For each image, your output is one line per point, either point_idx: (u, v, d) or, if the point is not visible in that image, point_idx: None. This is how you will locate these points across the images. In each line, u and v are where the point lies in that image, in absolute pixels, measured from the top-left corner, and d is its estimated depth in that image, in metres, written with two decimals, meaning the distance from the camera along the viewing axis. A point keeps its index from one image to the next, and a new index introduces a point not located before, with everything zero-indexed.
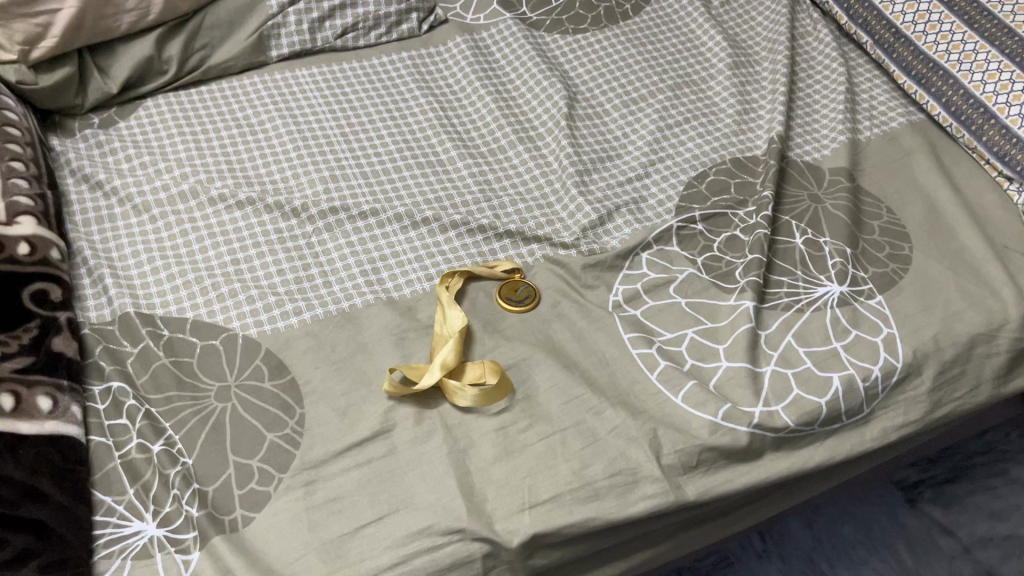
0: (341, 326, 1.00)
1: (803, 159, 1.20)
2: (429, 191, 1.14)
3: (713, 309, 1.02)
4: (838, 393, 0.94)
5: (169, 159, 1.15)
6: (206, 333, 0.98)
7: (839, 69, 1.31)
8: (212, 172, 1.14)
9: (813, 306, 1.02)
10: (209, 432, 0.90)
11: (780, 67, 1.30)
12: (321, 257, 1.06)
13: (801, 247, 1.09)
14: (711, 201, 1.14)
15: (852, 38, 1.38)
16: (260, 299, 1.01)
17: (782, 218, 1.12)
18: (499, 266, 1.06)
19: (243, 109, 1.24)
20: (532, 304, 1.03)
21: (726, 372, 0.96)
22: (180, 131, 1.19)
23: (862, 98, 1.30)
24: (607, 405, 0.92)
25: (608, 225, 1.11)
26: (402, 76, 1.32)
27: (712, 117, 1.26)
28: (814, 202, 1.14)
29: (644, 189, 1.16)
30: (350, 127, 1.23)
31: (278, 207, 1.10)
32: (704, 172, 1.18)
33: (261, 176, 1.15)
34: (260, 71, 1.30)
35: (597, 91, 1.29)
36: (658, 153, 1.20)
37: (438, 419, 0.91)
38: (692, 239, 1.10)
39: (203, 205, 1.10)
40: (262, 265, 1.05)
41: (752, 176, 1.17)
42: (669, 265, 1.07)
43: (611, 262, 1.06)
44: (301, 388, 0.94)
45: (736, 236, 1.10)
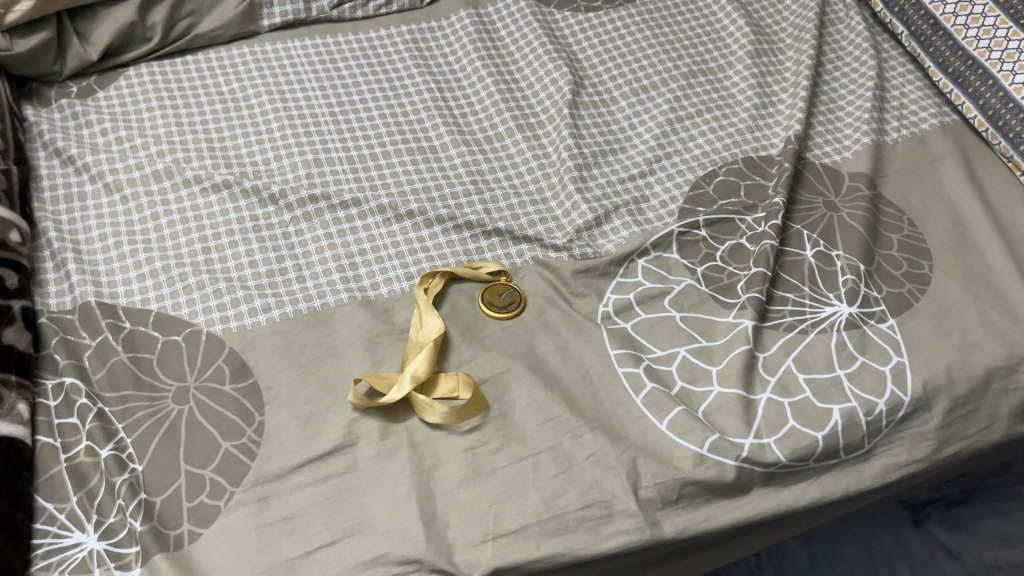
0: (311, 326, 0.94)
1: (821, 162, 1.11)
2: (416, 181, 1.08)
3: (709, 326, 0.95)
4: (836, 428, 0.87)
5: (147, 135, 1.10)
6: (169, 328, 0.93)
7: (870, 62, 1.21)
8: (190, 151, 1.08)
9: (818, 327, 0.95)
10: (163, 437, 0.85)
11: (805, 57, 1.20)
12: (297, 248, 1.00)
13: (810, 261, 1.01)
14: (718, 204, 1.06)
15: (886, 27, 1.28)
16: (229, 292, 0.96)
17: (793, 226, 1.04)
18: (485, 267, 0.99)
19: (229, 82, 1.18)
20: (518, 310, 0.96)
21: (717, 398, 0.89)
22: (160, 105, 1.13)
23: (893, 93, 1.20)
24: (586, 429, 0.86)
25: (605, 227, 1.04)
26: (400, 51, 1.25)
27: (727, 109, 1.17)
28: (829, 211, 1.06)
29: (647, 187, 1.08)
30: (340, 105, 1.16)
31: (255, 192, 1.04)
32: (713, 171, 1.10)
33: (241, 157, 1.09)
34: (250, 42, 1.23)
35: (605, 76, 1.21)
36: (665, 148, 1.12)
37: (404, 436, 0.86)
38: (693, 246, 1.02)
39: (178, 187, 1.04)
40: (234, 255, 0.99)
41: (764, 178, 1.09)
42: (667, 274, 1.00)
43: (604, 268, 0.99)
44: (263, 393, 0.89)
45: (742, 245, 1.02)
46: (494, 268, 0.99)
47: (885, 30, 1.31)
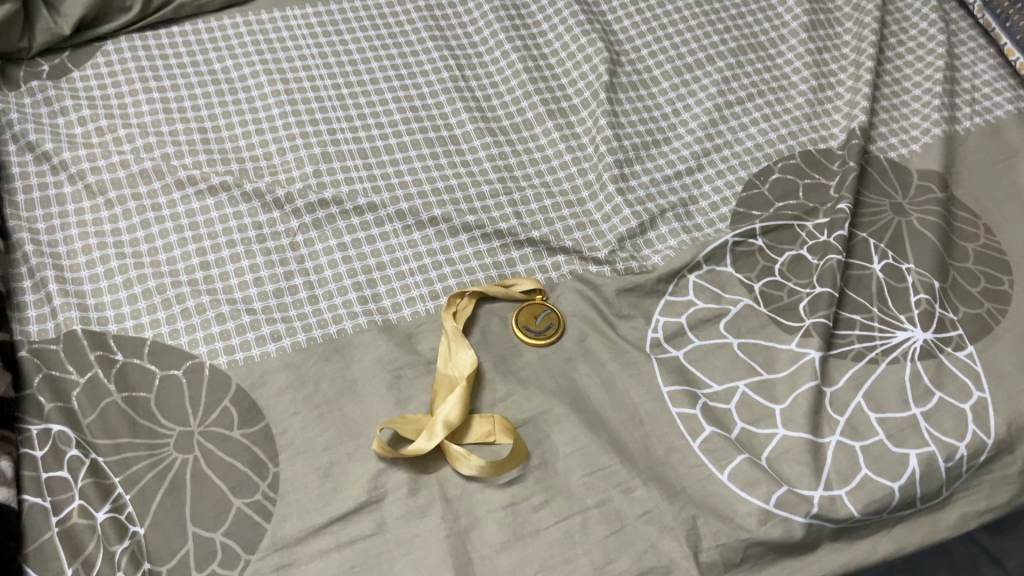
0: (327, 358, 0.84)
1: (887, 157, 1.00)
2: (438, 179, 0.96)
3: (770, 355, 0.86)
4: (914, 476, 0.79)
5: (131, 126, 0.97)
6: (167, 360, 0.83)
7: (938, 37, 1.10)
8: (182, 145, 0.96)
9: (890, 357, 0.86)
10: (166, 494, 0.76)
11: (868, 32, 1.08)
12: (308, 262, 0.90)
13: (879, 276, 0.91)
14: (774, 208, 0.95)
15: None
16: (233, 317, 0.86)
17: (858, 234, 0.94)
18: (518, 285, 0.89)
19: (222, 59, 1.05)
20: (556, 337, 0.86)
21: (782, 442, 0.80)
22: (145, 88, 1.01)
23: (963, 73, 1.08)
24: (639, 481, 0.78)
25: (650, 235, 0.93)
26: (413, 21, 1.11)
27: (781, 92, 1.05)
28: (897, 216, 0.95)
29: (695, 187, 0.97)
30: (348, 85, 1.04)
31: (257, 196, 0.93)
32: (768, 167, 0.99)
33: (240, 151, 0.97)
34: (243, 10, 1.10)
35: (644, 52, 1.08)
36: (713, 139, 1.01)
37: (437, 490, 0.77)
38: (749, 258, 0.92)
39: (169, 189, 0.93)
40: (236, 272, 0.88)
41: (825, 176, 0.98)
42: (721, 292, 0.90)
43: (652, 286, 0.89)
44: (277, 439, 0.79)
45: (803, 257, 0.92)
46: (528, 284, 0.89)
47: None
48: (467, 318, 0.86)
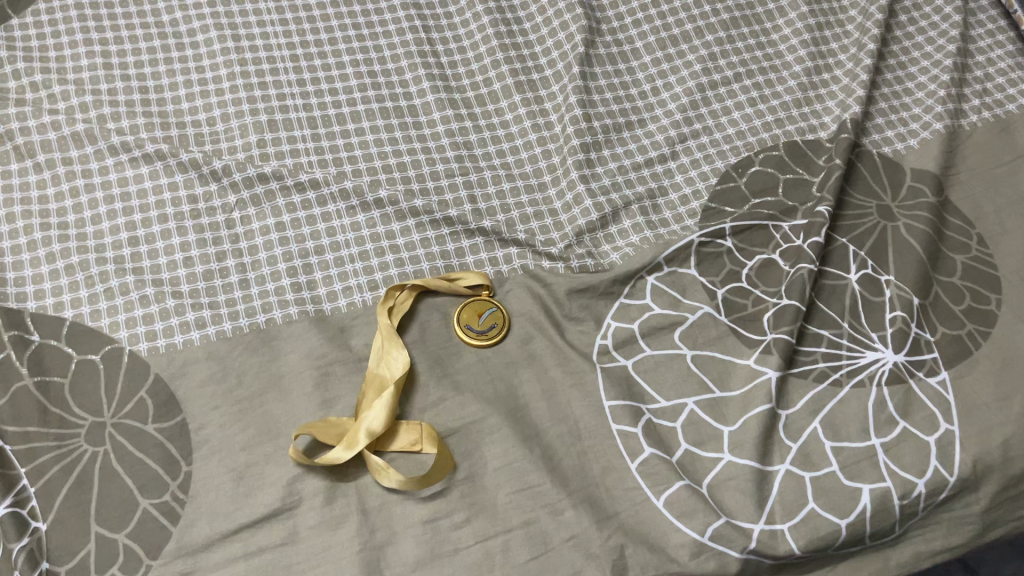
0: (253, 349, 0.79)
1: (879, 152, 0.92)
2: (390, 155, 0.90)
3: (726, 370, 0.80)
4: (865, 513, 0.74)
5: (68, 82, 0.91)
6: (85, 344, 0.78)
7: (953, 16, 1.02)
8: (121, 106, 0.91)
9: (855, 380, 0.79)
10: (71, 489, 0.72)
11: (874, 10, 1.00)
12: (244, 242, 0.85)
13: (854, 288, 0.84)
14: (749, 205, 0.88)
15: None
16: (157, 300, 0.81)
17: (837, 239, 0.87)
18: (460, 280, 0.83)
19: (172, 11, 0.98)
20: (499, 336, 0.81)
21: (727, 469, 0.75)
22: (86, 40, 0.94)
23: (976, 60, 0.99)
24: (568, 503, 0.73)
25: (611, 229, 0.87)
26: None
27: (772, 73, 0.97)
28: (883, 220, 0.88)
29: (666, 177, 0.90)
30: (304, 44, 0.97)
31: (194, 167, 0.88)
32: (748, 159, 0.91)
33: (181, 115, 0.91)
34: None
35: (627, 21, 1.01)
36: (691, 123, 0.93)
37: (354, 501, 0.73)
38: (715, 260, 0.85)
39: (102, 155, 0.88)
40: (167, 250, 0.84)
41: (809, 171, 0.90)
42: (680, 297, 0.83)
43: (606, 288, 0.83)
44: (193, 436, 0.75)
45: (774, 262, 0.85)
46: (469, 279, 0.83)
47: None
48: (405, 313, 0.81)
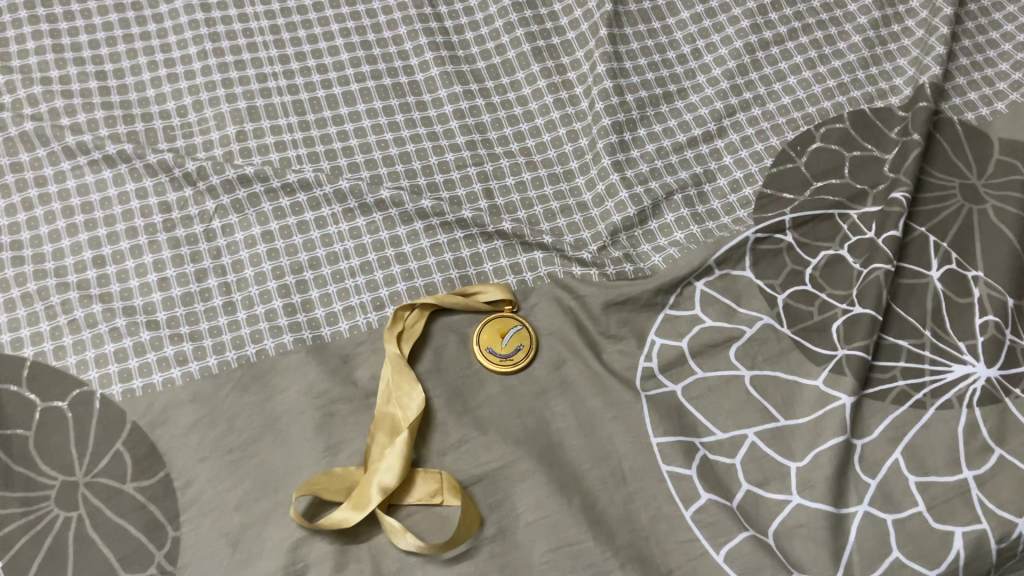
0: (243, 389, 0.69)
1: (961, 119, 0.79)
2: (389, 143, 0.78)
3: (790, 393, 0.69)
4: (958, 562, 0.63)
5: (13, 71, 0.79)
6: (51, 389, 0.68)
7: None
8: (75, 97, 0.78)
9: (941, 401, 0.68)
10: (42, 566, 0.61)
11: None
12: (226, 258, 0.74)
13: (937, 288, 0.72)
14: (812, 190, 0.76)
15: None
16: (131, 333, 0.70)
17: (915, 229, 0.74)
18: (477, 294, 0.72)
19: None
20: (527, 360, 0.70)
21: (796, 513, 0.65)
22: (33, 20, 0.82)
23: None
24: (615, 562, 0.62)
25: (651, 225, 0.76)
26: None
27: (835, 27, 0.85)
28: (968, 203, 0.75)
29: (712, 158, 0.79)
30: (286, 13, 0.85)
31: (164, 169, 0.76)
32: (807, 133, 0.78)
33: (147, 104, 0.79)
34: None
35: None
36: (740, 92, 0.81)
37: (368, 565, 0.63)
38: (774, 259, 0.74)
39: (55, 158, 0.76)
40: (138, 271, 0.73)
41: (880, 146, 0.77)
42: (735, 306, 0.72)
43: (648, 299, 0.72)
44: (178, 494, 0.65)
45: (842, 259, 0.73)
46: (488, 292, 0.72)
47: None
48: (417, 337, 0.70)
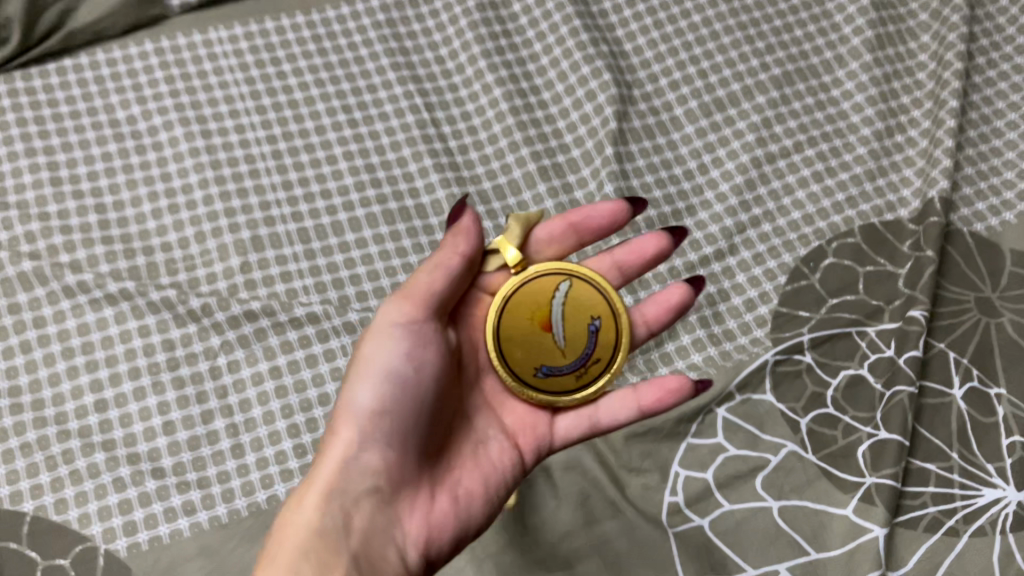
0: (254, 540, 0.65)
1: (971, 231, 0.78)
2: (384, 263, 0.77)
3: (821, 523, 0.67)
4: None
5: (9, 206, 0.76)
6: (51, 545, 0.64)
7: None
8: (57, 221, 0.76)
9: (972, 528, 0.66)
10: None
11: (954, 35, 0.86)
12: (233, 396, 0.71)
13: (961, 406, 0.71)
14: (827, 307, 0.75)
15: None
16: (136, 483, 0.67)
17: (935, 345, 0.73)
18: (511, 244, 0.60)
19: (116, 90, 0.83)
20: (656, 397, 0.60)
21: None
22: (20, 148, 0.79)
23: None
24: None
25: (668, 347, 0.74)
26: (367, 30, 0.89)
27: (839, 139, 0.84)
28: (985, 317, 0.74)
29: (726, 277, 0.77)
30: (282, 122, 0.83)
31: (166, 305, 0.73)
32: (818, 248, 0.78)
33: (148, 237, 0.77)
34: (155, 33, 0.86)
35: (663, 83, 0.87)
36: (749, 208, 0.80)
37: None
38: (794, 381, 0.72)
39: (55, 297, 0.73)
40: (142, 414, 0.69)
41: (892, 260, 0.77)
42: (758, 433, 0.70)
43: (670, 429, 0.70)
44: None
45: (863, 378, 0.72)
46: (520, 234, 0.62)
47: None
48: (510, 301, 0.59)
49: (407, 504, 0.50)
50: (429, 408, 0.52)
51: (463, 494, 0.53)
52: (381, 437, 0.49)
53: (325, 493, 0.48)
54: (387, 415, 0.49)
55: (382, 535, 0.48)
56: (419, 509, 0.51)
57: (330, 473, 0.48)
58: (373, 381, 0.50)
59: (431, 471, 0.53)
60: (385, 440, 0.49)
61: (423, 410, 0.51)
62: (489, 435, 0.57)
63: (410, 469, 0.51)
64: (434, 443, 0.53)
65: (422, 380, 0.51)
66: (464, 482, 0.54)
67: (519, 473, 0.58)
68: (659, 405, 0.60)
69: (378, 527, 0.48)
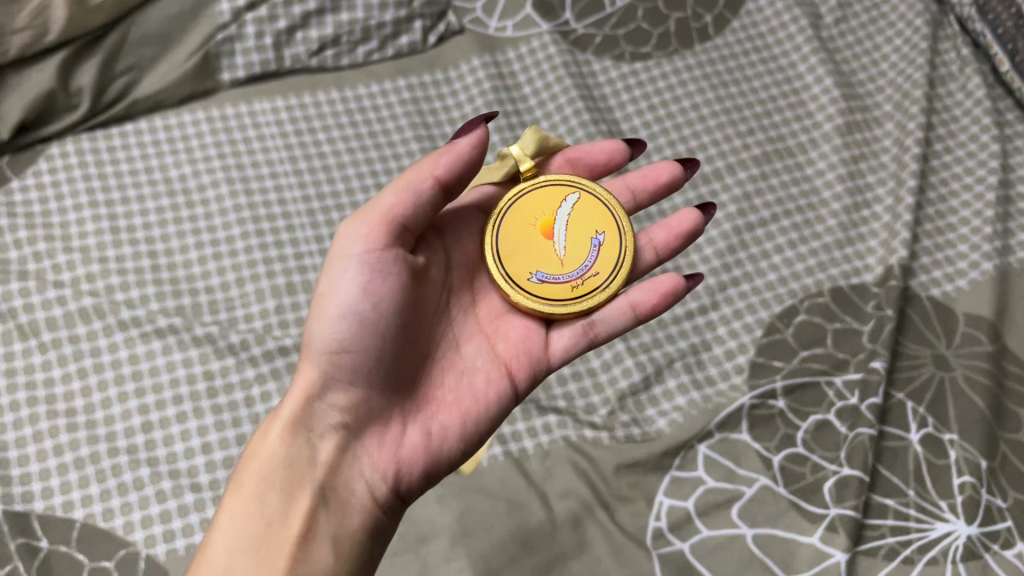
0: None
1: (929, 295, 0.88)
2: None
3: (789, 550, 0.74)
4: None
5: (73, 250, 0.86)
6: (98, 548, 0.72)
7: (985, 119, 0.98)
8: (114, 265, 0.86)
9: (926, 557, 0.74)
10: None
11: (915, 124, 0.97)
12: (263, 423, 0.79)
13: (917, 449, 0.79)
14: (799, 358, 0.84)
15: (1001, 75, 1.01)
16: (175, 495, 0.75)
17: (894, 395, 0.82)
18: (526, 157, 0.72)
19: (170, 152, 0.94)
20: (650, 302, 0.66)
21: None
22: (84, 201, 0.89)
23: (1018, 174, 0.96)
24: None
25: (655, 390, 0.83)
26: (393, 106, 1.00)
27: (811, 212, 0.94)
28: (940, 371, 0.83)
29: (708, 329, 0.86)
30: (316, 184, 0.94)
31: (209, 340, 0.82)
32: (792, 306, 0.87)
33: (194, 280, 0.86)
34: (206, 104, 0.97)
35: (655, 158, 0.97)
36: (730, 269, 0.89)
37: None
38: (768, 424, 0.80)
39: (110, 330, 0.82)
40: (183, 435, 0.78)
41: (857, 318, 0.86)
42: (734, 468, 0.78)
43: (656, 461, 0.78)
44: None
45: (830, 422, 0.80)
46: (535, 149, 0.73)
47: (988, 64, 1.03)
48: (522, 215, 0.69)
49: (371, 435, 0.59)
50: (391, 345, 0.58)
51: (436, 431, 0.61)
52: (342, 375, 0.58)
53: (291, 423, 0.57)
54: (347, 353, 0.57)
55: (343, 461, 0.58)
56: (388, 444, 0.59)
57: (294, 406, 0.57)
58: (331, 319, 0.57)
59: (399, 408, 0.61)
60: (346, 378, 0.58)
61: (383, 346, 0.58)
62: (476, 368, 0.64)
63: (374, 404, 0.59)
64: (404, 380, 0.61)
65: (381, 319, 0.57)
66: (438, 416, 0.62)
67: (505, 402, 0.64)
68: (651, 308, 0.66)
69: (339, 454, 0.58)
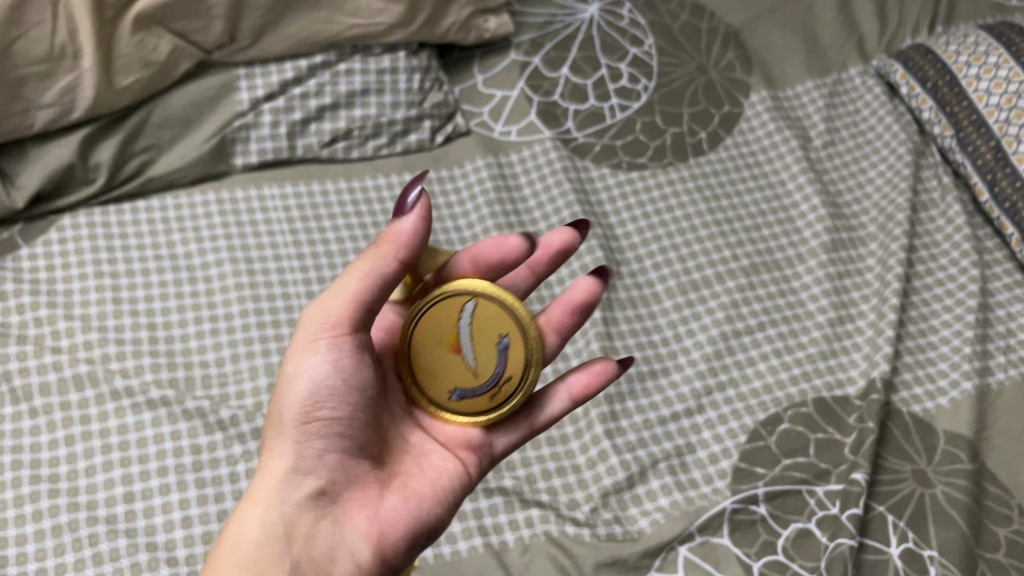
0: None
1: (910, 411, 0.89)
2: None
3: None
4: None
5: (74, 317, 0.88)
6: None
7: (966, 245, 1.01)
8: (113, 334, 0.87)
9: None
10: None
11: (898, 244, 1.00)
12: None
13: (896, 562, 0.79)
14: (781, 466, 0.85)
15: (980, 205, 1.06)
16: (150, 568, 0.74)
17: (874, 507, 0.83)
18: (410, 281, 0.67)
19: (178, 230, 0.97)
20: (583, 384, 0.70)
21: None
22: (89, 270, 0.91)
23: (997, 298, 0.99)
24: None
25: (639, 489, 0.83)
26: (397, 198, 1.03)
27: (795, 323, 0.96)
28: (920, 486, 0.84)
29: (692, 431, 0.88)
30: (317, 268, 0.96)
31: (198, 414, 0.83)
32: (776, 414, 0.89)
33: (190, 354, 0.88)
34: (217, 185, 1.01)
35: (647, 263, 1.00)
36: (717, 374, 0.91)
37: None
38: (749, 529, 0.81)
39: (102, 399, 0.83)
40: (164, 507, 0.78)
41: (839, 430, 0.87)
42: (714, 572, 0.78)
43: (636, 560, 0.78)
44: None
45: (811, 531, 0.81)
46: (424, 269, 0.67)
47: (967, 194, 1.08)
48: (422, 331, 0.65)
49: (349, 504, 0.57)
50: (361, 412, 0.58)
51: (411, 494, 0.60)
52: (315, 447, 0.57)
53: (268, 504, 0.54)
54: (319, 422, 0.57)
55: (325, 536, 0.55)
56: (366, 509, 0.57)
57: (270, 487, 0.55)
58: (298, 397, 0.56)
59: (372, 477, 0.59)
60: (317, 456, 0.56)
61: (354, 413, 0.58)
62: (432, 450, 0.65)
63: (349, 472, 0.58)
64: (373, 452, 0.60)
65: (353, 386, 0.57)
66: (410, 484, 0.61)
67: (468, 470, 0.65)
68: (586, 390, 0.70)
69: (321, 527, 0.55)
